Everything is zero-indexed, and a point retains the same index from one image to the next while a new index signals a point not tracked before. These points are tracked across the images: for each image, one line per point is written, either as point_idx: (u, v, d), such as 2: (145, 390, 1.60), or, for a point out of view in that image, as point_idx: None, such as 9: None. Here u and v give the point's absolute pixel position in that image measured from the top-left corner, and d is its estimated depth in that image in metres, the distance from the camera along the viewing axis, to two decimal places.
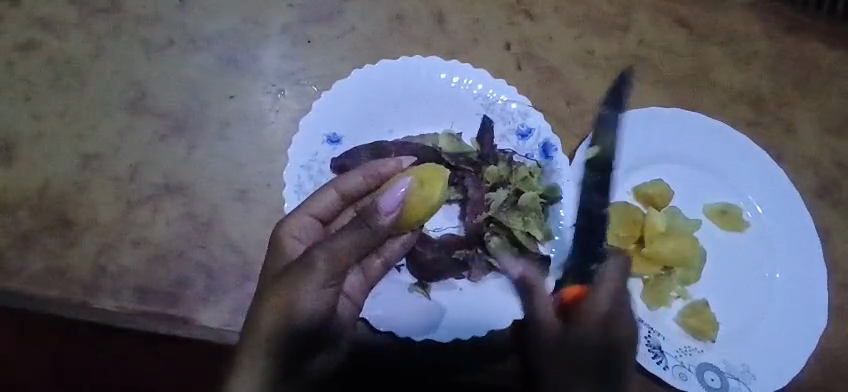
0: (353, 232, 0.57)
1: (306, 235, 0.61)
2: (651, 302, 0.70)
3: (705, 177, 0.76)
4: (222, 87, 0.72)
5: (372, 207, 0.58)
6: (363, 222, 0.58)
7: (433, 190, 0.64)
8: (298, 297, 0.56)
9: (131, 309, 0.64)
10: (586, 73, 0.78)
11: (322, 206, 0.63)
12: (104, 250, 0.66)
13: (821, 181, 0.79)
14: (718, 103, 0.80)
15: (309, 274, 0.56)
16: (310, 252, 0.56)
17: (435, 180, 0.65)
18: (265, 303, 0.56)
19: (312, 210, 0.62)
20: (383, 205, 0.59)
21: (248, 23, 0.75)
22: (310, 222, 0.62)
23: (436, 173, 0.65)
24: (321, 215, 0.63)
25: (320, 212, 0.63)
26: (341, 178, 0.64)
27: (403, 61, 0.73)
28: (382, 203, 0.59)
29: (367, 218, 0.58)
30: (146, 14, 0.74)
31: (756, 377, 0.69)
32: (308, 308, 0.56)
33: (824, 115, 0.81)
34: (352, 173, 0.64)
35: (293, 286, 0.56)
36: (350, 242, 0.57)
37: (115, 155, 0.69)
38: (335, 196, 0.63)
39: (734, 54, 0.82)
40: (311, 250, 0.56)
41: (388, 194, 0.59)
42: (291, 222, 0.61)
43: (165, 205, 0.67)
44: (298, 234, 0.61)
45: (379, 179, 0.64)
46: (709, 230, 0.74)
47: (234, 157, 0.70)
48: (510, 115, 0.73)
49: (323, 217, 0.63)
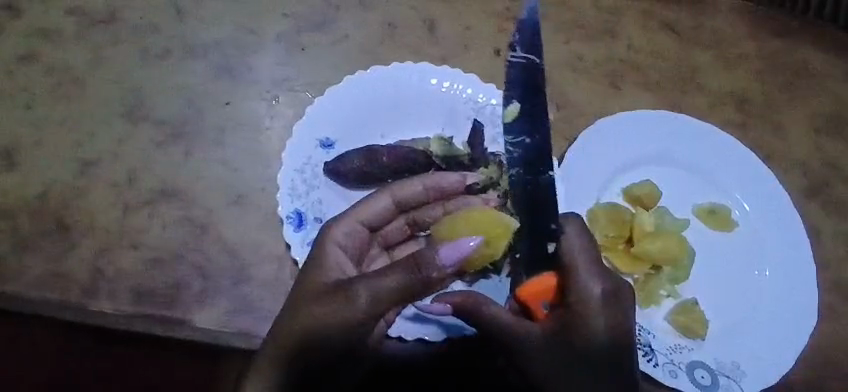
0: (397, 273, 0.55)
1: (350, 239, 0.64)
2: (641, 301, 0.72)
3: (695, 178, 0.77)
4: (218, 94, 0.74)
5: (433, 256, 0.55)
6: (415, 268, 0.55)
7: (497, 242, 0.64)
8: (334, 323, 0.56)
9: (128, 311, 0.65)
10: (575, 79, 0.80)
11: (376, 211, 0.65)
12: (102, 253, 0.67)
13: (810, 181, 0.80)
14: (706, 106, 0.81)
15: (345, 302, 0.56)
16: (353, 284, 0.56)
17: (501, 234, 0.64)
18: (295, 325, 0.56)
19: (362, 215, 0.65)
20: (442, 256, 0.56)
21: (243, 32, 0.77)
22: (359, 227, 0.64)
23: (504, 227, 0.64)
24: (372, 218, 0.65)
25: (368, 219, 0.65)
26: (398, 185, 0.67)
27: (394, 67, 0.75)
28: (442, 254, 0.55)
29: (423, 267, 0.54)
30: (145, 25, 0.76)
31: (747, 375, 0.69)
32: (341, 333, 0.56)
33: (812, 116, 0.82)
34: (415, 181, 0.67)
35: (329, 314, 0.56)
36: (392, 283, 0.55)
37: (112, 161, 0.70)
38: (388, 206, 0.66)
39: (722, 57, 0.83)
40: (353, 283, 0.56)
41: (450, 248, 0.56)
42: (340, 226, 0.63)
43: (162, 209, 0.69)
44: (342, 240, 0.63)
45: (439, 191, 0.68)
46: (698, 229, 0.75)
47: (230, 162, 0.71)
48: (499, 118, 0.74)
49: (374, 220, 0.66)
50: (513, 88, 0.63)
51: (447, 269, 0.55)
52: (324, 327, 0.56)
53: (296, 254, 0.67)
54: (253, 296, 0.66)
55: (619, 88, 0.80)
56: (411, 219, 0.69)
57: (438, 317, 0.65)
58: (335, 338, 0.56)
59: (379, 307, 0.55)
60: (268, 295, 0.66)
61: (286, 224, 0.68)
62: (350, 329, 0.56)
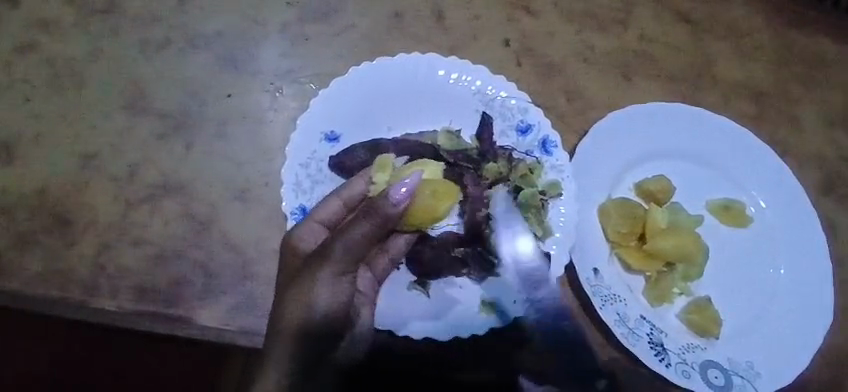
0: (363, 224, 0.57)
1: (314, 240, 0.61)
2: (654, 300, 0.69)
3: (708, 174, 0.75)
4: (220, 85, 0.72)
5: (383, 197, 0.58)
6: (374, 213, 0.57)
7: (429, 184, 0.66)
8: (317, 294, 0.57)
9: (129, 308, 0.63)
10: (587, 70, 0.78)
11: (330, 213, 0.62)
12: (103, 249, 0.65)
13: (826, 175, 0.78)
14: (721, 99, 0.79)
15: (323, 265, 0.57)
16: (325, 249, 0.58)
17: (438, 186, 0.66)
18: (288, 299, 0.58)
19: (320, 215, 0.62)
20: (393, 195, 0.58)
21: (246, 22, 0.75)
22: (316, 228, 0.62)
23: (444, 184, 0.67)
24: (328, 220, 0.62)
25: (326, 220, 0.62)
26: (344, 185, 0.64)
27: (401, 58, 0.73)
28: (391, 193, 0.58)
29: (377, 209, 0.57)
30: (146, 14, 0.74)
31: (761, 375, 0.67)
32: (325, 301, 0.58)
33: (827, 108, 0.80)
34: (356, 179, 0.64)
35: (310, 281, 0.57)
36: (363, 231, 0.57)
37: (113, 155, 0.68)
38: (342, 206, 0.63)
39: (736, 47, 0.81)
40: (326, 250, 0.57)
41: (396, 188, 0.58)
42: (303, 228, 0.62)
43: (164, 204, 0.67)
44: (310, 239, 0.61)
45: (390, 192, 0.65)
46: (713, 227, 0.73)
47: (233, 156, 0.69)
48: (509, 111, 0.73)
49: (329, 222, 0.62)
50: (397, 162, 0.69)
51: (401, 204, 0.58)
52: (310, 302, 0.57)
53: None
54: (257, 293, 0.65)
55: (631, 80, 0.78)
56: None
57: (434, 321, 0.65)
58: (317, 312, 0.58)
59: (356, 257, 0.58)
60: (272, 293, 0.65)
61: (290, 220, 0.66)
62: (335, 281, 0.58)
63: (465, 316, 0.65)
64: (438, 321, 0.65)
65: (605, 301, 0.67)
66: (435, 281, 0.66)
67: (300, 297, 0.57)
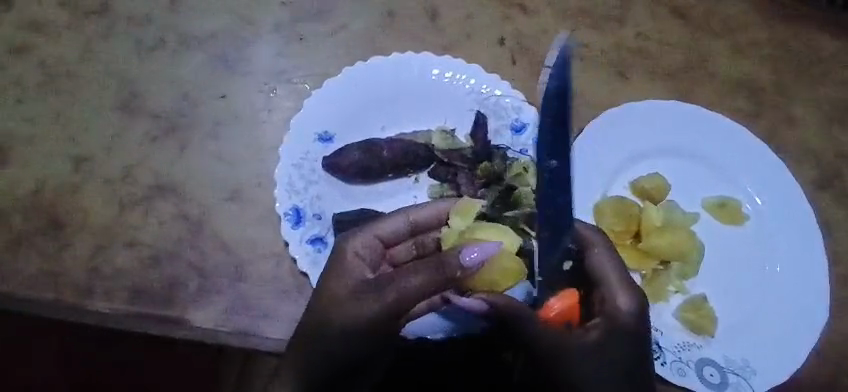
0: (424, 272, 0.52)
1: (368, 254, 0.59)
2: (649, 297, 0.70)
3: (704, 171, 0.75)
4: (214, 86, 0.72)
5: (455, 254, 0.53)
6: (442, 269, 0.52)
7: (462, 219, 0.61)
8: (356, 313, 0.54)
9: (123, 310, 0.63)
10: (582, 68, 0.78)
11: (392, 229, 0.60)
12: (97, 251, 0.65)
13: (822, 172, 0.78)
14: (716, 96, 0.79)
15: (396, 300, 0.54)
16: (389, 279, 0.54)
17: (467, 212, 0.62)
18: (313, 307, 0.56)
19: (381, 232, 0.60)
20: (465, 252, 0.53)
21: (240, 23, 0.75)
22: (373, 243, 0.59)
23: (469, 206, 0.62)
24: (386, 238, 0.60)
25: (386, 235, 0.60)
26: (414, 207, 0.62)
27: (394, 57, 0.73)
28: (464, 250, 0.53)
29: (447, 265, 0.52)
30: (139, 16, 0.74)
31: (757, 373, 0.67)
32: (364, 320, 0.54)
33: (824, 104, 0.80)
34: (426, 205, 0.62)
35: (354, 304, 0.55)
36: (418, 281, 0.53)
37: (107, 156, 0.68)
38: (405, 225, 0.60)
39: (732, 44, 0.81)
40: (388, 282, 0.54)
41: (471, 246, 0.53)
42: (355, 239, 0.59)
43: (158, 206, 0.67)
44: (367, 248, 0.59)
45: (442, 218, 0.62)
46: (708, 224, 0.73)
47: (226, 156, 0.69)
48: (503, 110, 0.73)
49: (386, 239, 0.60)
50: (388, 165, 0.68)
51: (471, 266, 0.52)
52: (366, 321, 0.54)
53: (294, 251, 0.65)
54: (251, 293, 0.65)
55: (626, 77, 0.78)
56: (420, 240, 0.61)
57: None
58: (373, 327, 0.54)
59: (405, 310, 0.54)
60: (266, 294, 0.65)
61: (284, 220, 0.66)
62: (373, 320, 0.54)
63: None
64: None
65: None
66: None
67: (348, 315, 0.55)
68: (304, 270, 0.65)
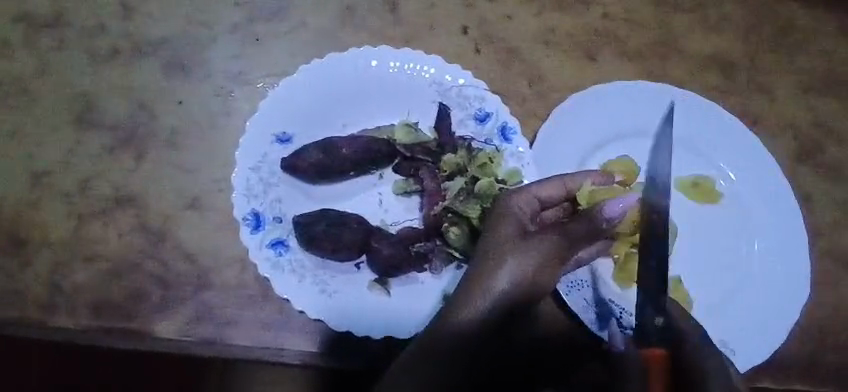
0: (527, 208, 0.62)
1: (529, 214, 0.62)
2: (623, 282, 0.67)
3: (678, 150, 0.73)
4: (169, 93, 0.71)
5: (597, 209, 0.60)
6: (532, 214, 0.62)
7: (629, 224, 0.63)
8: (501, 267, 0.59)
9: (88, 326, 0.63)
10: (548, 52, 0.76)
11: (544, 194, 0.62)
12: (58, 267, 0.64)
13: (801, 145, 0.76)
14: (687, 73, 0.77)
15: (545, 256, 0.59)
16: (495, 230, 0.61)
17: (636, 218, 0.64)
18: (490, 265, 0.59)
19: (533, 194, 0.62)
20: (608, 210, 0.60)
21: (195, 26, 0.73)
22: (531, 202, 0.62)
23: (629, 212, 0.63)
24: (542, 199, 0.63)
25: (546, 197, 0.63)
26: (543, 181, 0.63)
27: (352, 51, 0.71)
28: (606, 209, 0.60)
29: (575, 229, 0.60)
30: (91, 26, 0.72)
31: (735, 353, 0.66)
32: (507, 276, 0.59)
33: (800, 76, 0.78)
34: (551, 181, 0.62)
35: (493, 253, 0.60)
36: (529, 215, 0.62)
37: (64, 171, 0.67)
38: (561, 191, 0.63)
39: (703, 19, 0.79)
40: (509, 226, 0.61)
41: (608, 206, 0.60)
42: (523, 197, 0.62)
43: (118, 218, 0.66)
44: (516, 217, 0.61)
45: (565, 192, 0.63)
46: (681, 204, 0.71)
47: (183, 163, 0.68)
48: (466, 100, 0.72)
49: (544, 201, 0.63)
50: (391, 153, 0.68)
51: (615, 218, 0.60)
52: (492, 290, 0.59)
53: (255, 258, 0.64)
54: (215, 302, 0.64)
55: (594, 59, 0.76)
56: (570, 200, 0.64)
57: (390, 316, 0.64)
58: (504, 298, 0.59)
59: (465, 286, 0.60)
60: (231, 301, 0.64)
61: (243, 225, 0.65)
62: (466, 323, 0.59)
63: (421, 310, 0.64)
64: (395, 317, 0.64)
65: (572, 286, 0.65)
66: (396, 277, 0.65)
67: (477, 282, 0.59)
68: (266, 274, 0.64)
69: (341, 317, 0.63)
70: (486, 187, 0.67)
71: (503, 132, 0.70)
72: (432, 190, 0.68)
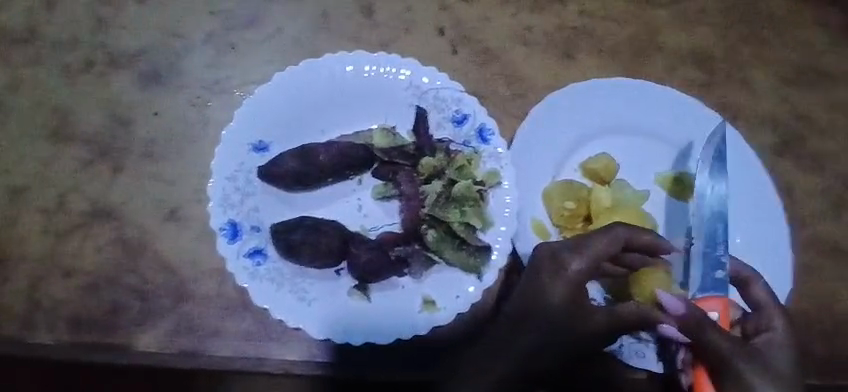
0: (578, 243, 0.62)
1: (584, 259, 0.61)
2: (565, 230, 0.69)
3: (658, 147, 0.73)
4: (144, 104, 0.70)
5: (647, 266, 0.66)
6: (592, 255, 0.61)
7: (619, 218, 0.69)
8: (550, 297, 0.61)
9: (69, 341, 0.63)
10: (527, 52, 0.75)
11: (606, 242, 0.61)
12: (37, 283, 0.64)
13: (781, 137, 0.76)
14: (666, 68, 0.77)
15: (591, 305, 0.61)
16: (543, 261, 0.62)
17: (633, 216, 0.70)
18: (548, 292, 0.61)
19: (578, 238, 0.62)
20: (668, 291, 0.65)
21: (169, 37, 0.72)
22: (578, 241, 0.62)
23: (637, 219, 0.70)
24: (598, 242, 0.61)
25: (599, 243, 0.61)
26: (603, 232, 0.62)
27: (327, 58, 0.70)
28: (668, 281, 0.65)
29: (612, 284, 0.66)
30: (63, 38, 0.72)
31: None
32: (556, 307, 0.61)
33: (780, 68, 0.78)
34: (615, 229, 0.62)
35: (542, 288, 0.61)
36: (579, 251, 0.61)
37: (39, 187, 0.67)
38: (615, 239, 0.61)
39: (682, 13, 0.78)
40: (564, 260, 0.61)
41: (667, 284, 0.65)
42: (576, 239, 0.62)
43: (95, 232, 0.66)
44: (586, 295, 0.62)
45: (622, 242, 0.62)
46: (661, 199, 0.72)
47: (160, 174, 0.68)
48: (443, 102, 0.71)
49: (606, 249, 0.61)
50: (370, 154, 0.68)
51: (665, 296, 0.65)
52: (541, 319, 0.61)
53: (231, 267, 0.64)
54: (194, 313, 0.64)
55: (572, 57, 0.76)
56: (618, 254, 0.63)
57: (370, 321, 0.64)
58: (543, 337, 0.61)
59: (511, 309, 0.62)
60: (211, 312, 0.64)
61: (220, 236, 0.65)
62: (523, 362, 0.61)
63: (401, 315, 0.64)
64: (376, 324, 0.64)
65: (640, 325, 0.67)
66: (377, 283, 0.65)
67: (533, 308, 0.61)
68: (244, 284, 0.64)
69: (323, 324, 0.63)
70: (466, 193, 0.67)
71: (481, 132, 0.70)
72: (410, 196, 0.68)
